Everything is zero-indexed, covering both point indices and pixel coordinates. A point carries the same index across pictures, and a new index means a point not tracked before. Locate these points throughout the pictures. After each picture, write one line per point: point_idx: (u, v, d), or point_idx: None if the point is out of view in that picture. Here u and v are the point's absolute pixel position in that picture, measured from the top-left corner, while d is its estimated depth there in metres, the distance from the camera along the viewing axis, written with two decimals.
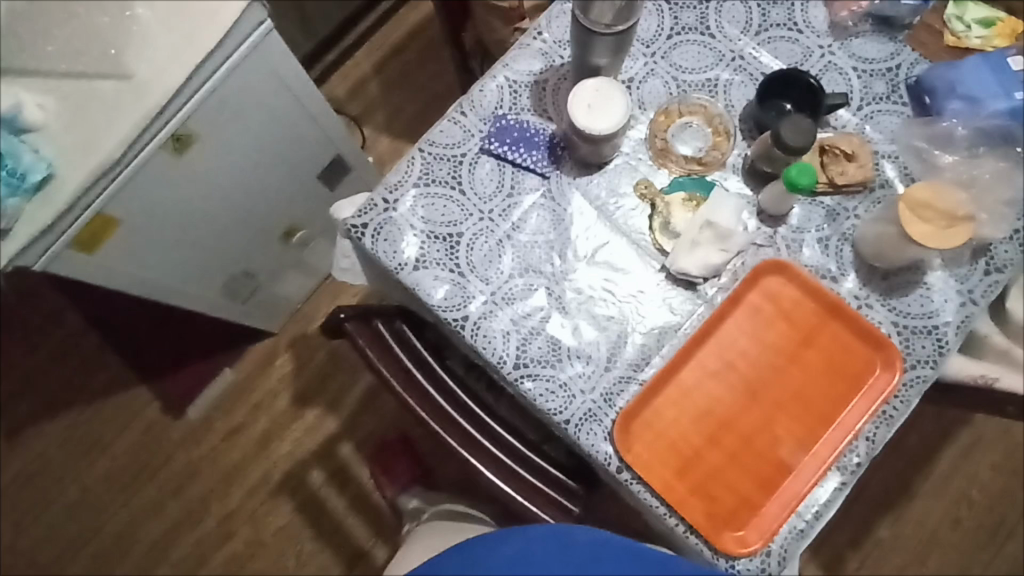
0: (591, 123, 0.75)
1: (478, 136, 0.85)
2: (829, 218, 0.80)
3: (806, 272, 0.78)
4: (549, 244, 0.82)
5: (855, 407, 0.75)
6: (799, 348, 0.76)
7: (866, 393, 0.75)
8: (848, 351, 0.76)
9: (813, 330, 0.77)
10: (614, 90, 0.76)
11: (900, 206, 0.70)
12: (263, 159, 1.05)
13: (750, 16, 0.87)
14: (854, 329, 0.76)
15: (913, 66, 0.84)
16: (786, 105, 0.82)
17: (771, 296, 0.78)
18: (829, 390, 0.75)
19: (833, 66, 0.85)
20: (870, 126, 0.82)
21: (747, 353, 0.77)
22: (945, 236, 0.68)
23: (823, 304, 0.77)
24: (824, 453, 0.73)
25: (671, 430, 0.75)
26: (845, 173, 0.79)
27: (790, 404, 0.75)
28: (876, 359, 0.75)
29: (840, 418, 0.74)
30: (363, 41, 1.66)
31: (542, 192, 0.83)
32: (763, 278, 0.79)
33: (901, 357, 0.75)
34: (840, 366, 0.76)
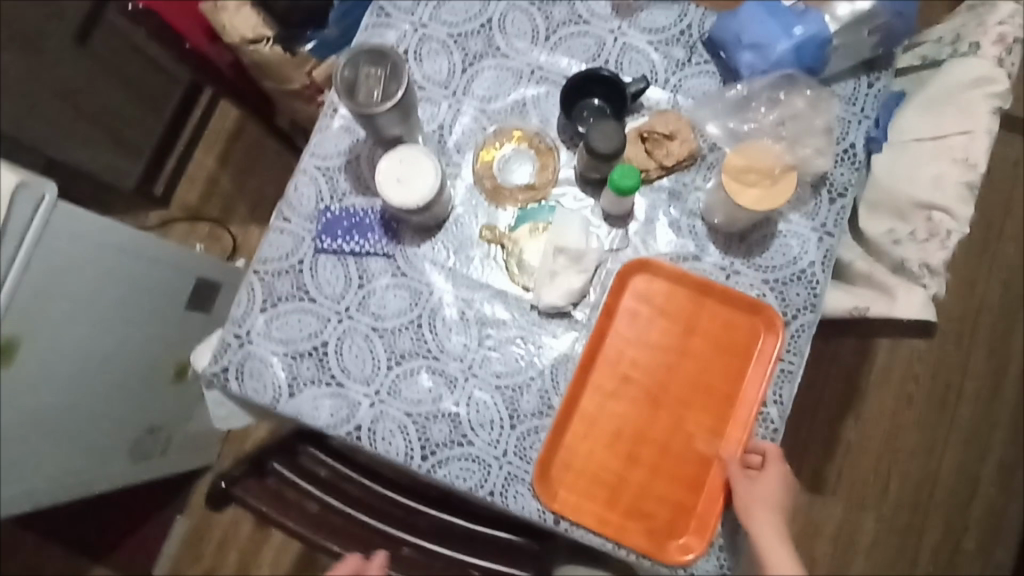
0: (409, 197, 0.71)
1: (309, 237, 0.81)
2: (674, 199, 0.79)
3: (667, 263, 0.77)
4: (416, 323, 0.79)
5: (753, 377, 0.75)
6: (683, 338, 0.76)
7: (759, 358, 0.75)
8: (731, 324, 0.76)
9: (691, 315, 0.76)
10: (416, 153, 0.72)
11: (724, 177, 0.68)
12: (112, 319, 0.99)
13: (534, 24, 0.84)
14: (726, 301, 0.76)
15: (703, 20, 0.83)
16: (594, 102, 0.80)
17: (643, 297, 0.77)
18: (726, 369, 0.75)
19: (629, 47, 0.83)
20: (681, 96, 0.80)
21: (637, 361, 0.76)
22: (773, 196, 0.67)
23: (691, 288, 0.77)
24: (738, 434, 0.73)
25: (589, 462, 0.74)
26: (671, 153, 0.78)
27: (693, 397, 0.75)
28: (759, 324, 0.75)
29: (742, 393, 0.74)
30: (197, 140, 1.58)
31: (392, 273, 0.80)
32: (629, 282, 0.77)
33: (778, 314, 0.75)
34: (726, 341, 0.75)
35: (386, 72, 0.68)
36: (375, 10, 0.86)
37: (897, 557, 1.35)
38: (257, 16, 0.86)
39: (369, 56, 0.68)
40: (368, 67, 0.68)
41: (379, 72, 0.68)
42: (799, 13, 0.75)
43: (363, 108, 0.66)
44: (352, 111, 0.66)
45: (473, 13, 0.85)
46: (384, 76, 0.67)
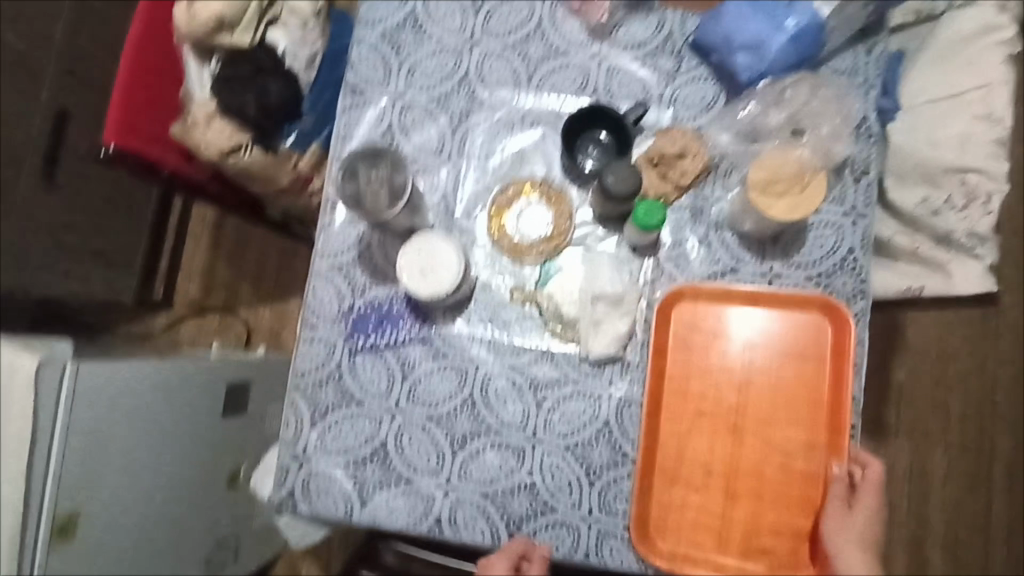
0: (437, 286, 0.69)
1: (341, 340, 0.79)
2: (697, 216, 0.76)
3: (711, 283, 0.74)
4: (469, 401, 0.77)
5: (835, 380, 0.71)
6: (750, 357, 0.73)
7: (834, 355, 0.72)
8: (791, 327, 0.73)
9: (751, 331, 0.73)
10: (433, 238, 0.70)
11: (751, 194, 0.66)
12: (153, 455, 0.98)
13: (513, 66, 0.82)
14: (785, 307, 0.73)
15: (683, 25, 0.80)
16: (600, 134, 0.77)
17: (694, 324, 0.74)
18: (801, 376, 0.72)
19: (616, 69, 0.80)
20: (679, 108, 0.78)
21: (707, 391, 0.73)
22: (807, 199, 0.65)
23: (745, 302, 0.74)
24: (839, 440, 0.70)
25: (688, 509, 0.71)
26: (684, 172, 0.75)
27: (776, 413, 0.72)
28: (819, 316, 0.73)
29: (829, 400, 0.71)
30: (183, 234, 1.55)
31: (432, 356, 0.78)
32: (674, 312, 0.75)
33: (845, 308, 0.72)
34: (795, 350, 0.73)
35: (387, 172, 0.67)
36: (348, 90, 0.83)
37: (973, 481, 1.32)
38: (230, 125, 0.82)
39: (366, 158, 0.67)
40: (367, 170, 0.67)
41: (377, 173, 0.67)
42: (788, 4, 0.72)
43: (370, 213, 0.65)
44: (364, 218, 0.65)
45: (448, 70, 0.82)
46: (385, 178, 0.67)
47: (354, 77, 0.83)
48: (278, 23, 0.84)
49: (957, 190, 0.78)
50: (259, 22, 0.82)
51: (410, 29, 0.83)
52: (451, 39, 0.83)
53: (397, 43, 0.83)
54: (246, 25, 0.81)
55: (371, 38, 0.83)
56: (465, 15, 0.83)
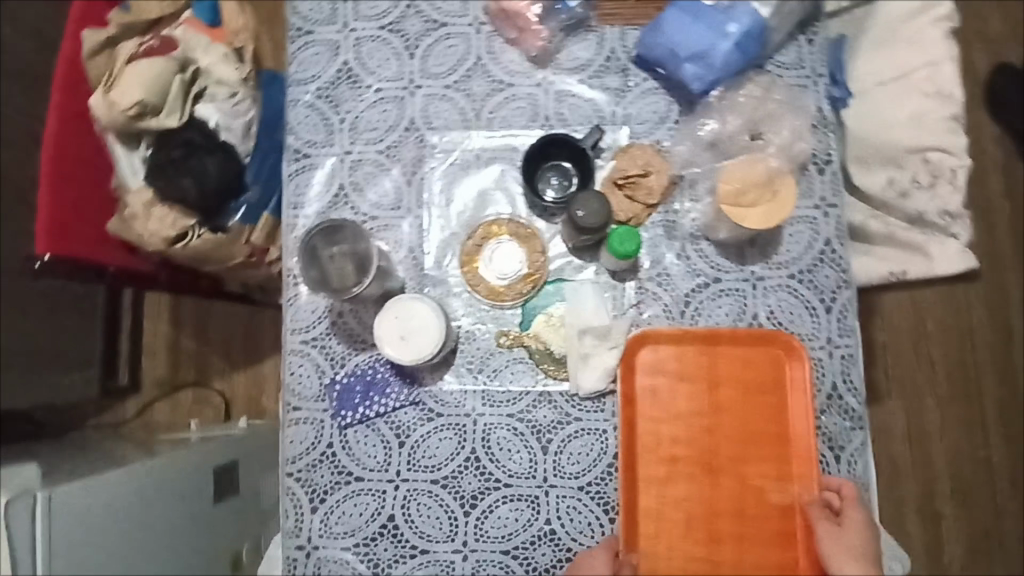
0: (419, 351, 0.66)
1: (328, 417, 0.75)
2: (670, 231, 0.75)
3: (664, 327, 0.72)
4: (472, 458, 0.74)
5: (797, 407, 0.70)
6: (713, 395, 0.70)
7: (795, 387, 0.70)
8: (750, 361, 0.71)
9: (710, 368, 0.71)
10: (404, 301, 0.67)
11: (723, 208, 0.65)
12: (142, 552, 0.94)
13: (459, 106, 0.79)
14: (739, 340, 0.71)
15: (624, 41, 0.79)
16: (565, 166, 0.75)
17: (656, 370, 0.71)
18: (769, 410, 0.70)
19: (564, 94, 0.78)
20: (632, 124, 0.77)
21: (676, 437, 0.70)
22: (779, 205, 0.64)
23: (697, 340, 0.72)
24: (809, 469, 0.69)
25: (671, 562, 0.68)
26: (651, 190, 0.74)
27: (748, 450, 0.69)
28: (778, 350, 0.71)
29: (794, 428, 0.69)
30: (141, 313, 1.49)
31: (428, 417, 0.74)
32: (633, 363, 0.71)
33: (794, 337, 0.71)
34: (755, 382, 0.71)
35: (346, 245, 0.68)
36: (291, 155, 0.79)
37: (968, 428, 1.35)
38: (171, 211, 0.78)
39: (322, 236, 0.67)
40: (325, 247, 0.67)
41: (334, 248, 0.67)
42: (726, 9, 0.70)
43: (339, 292, 0.65)
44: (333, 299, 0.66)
45: (393, 120, 0.79)
46: (347, 250, 0.67)
47: (295, 141, 0.79)
48: (205, 95, 0.79)
49: (922, 168, 0.81)
50: (185, 98, 0.77)
51: (345, 83, 0.80)
52: (390, 87, 0.80)
53: (334, 99, 0.80)
54: (172, 103, 0.75)
55: (306, 98, 0.80)
56: (400, 62, 0.80)
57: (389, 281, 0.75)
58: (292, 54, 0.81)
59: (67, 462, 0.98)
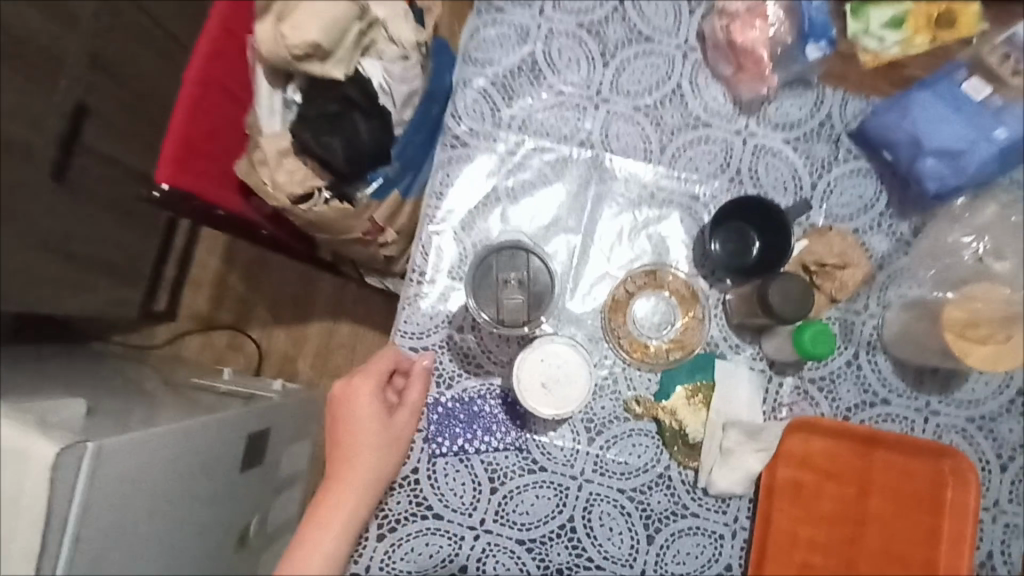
0: (564, 405, 0.60)
1: (419, 439, 0.66)
2: (845, 334, 0.67)
3: (827, 418, 0.65)
4: (568, 526, 0.66)
5: (953, 537, 0.63)
6: (860, 504, 0.65)
7: (954, 515, 0.63)
8: (910, 475, 0.65)
9: (863, 475, 0.65)
10: (553, 347, 0.61)
11: (946, 335, 0.57)
12: (174, 515, 0.83)
13: (644, 132, 0.70)
14: (902, 450, 0.65)
15: (844, 110, 0.69)
16: (754, 240, 0.66)
17: (804, 463, 0.65)
18: (917, 530, 0.64)
19: (763, 151, 0.70)
20: (834, 206, 0.68)
21: (814, 540, 0.64)
22: (1012, 351, 0.56)
23: (856, 441, 0.65)
24: None
25: None
26: (843, 285, 0.66)
27: (888, 569, 0.63)
28: (944, 471, 0.64)
29: (946, 559, 0.63)
30: (196, 240, 1.41)
31: (529, 469, 0.66)
32: (780, 451, 0.65)
33: (969, 462, 0.63)
34: (908, 498, 0.64)
35: (525, 272, 0.62)
36: (448, 140, 0.70)
37: None
38: (304, 165, 0.69)
39: (501, 258, 0.62)
40: (501, 272, 0.62)
41: (511, 275, 0.62)
42: (995, 109, 0.62)
43: (507, 325, 0.63)
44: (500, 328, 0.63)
45: (568, 130, 0.71)
46: (524, 282, 0.62)
47: (456, 126, 0.71)
48: (372, 51, 0.69)
49: None
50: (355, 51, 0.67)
51: (526, 75, 0.71)
52: (573, 93, 0.71)
53: (509, 90, 0.71)
54: (343, 54, 0.66)
55: (478, 83, 0.71)
56: (591, 67, 0.71)
57: (537, 313, 0.63)
58: (473, 28, 0.72)
59: (103, 399, 0.89)
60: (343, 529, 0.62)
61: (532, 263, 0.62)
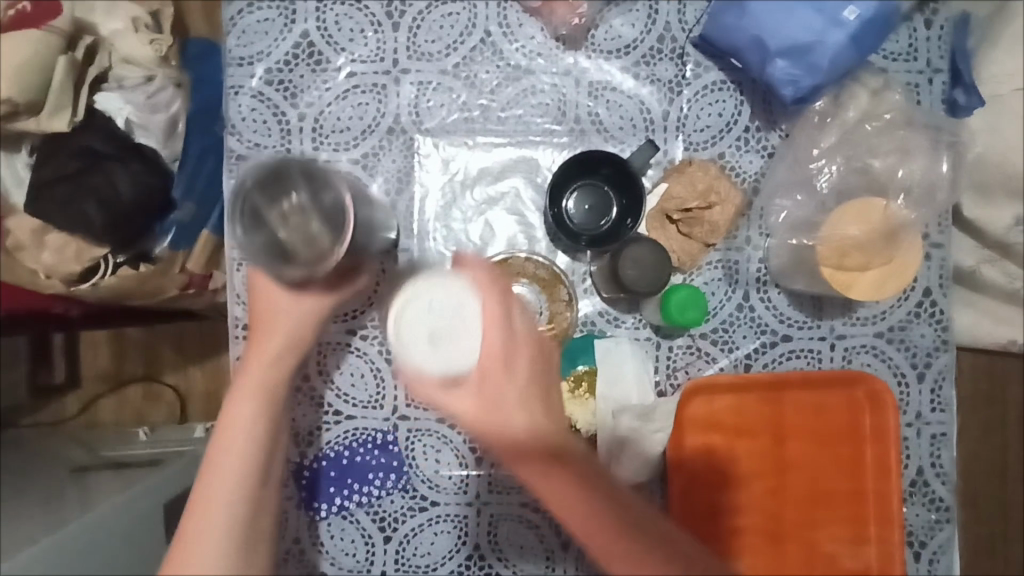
0: (451, 363, 0.51)
1: (293, 508, 0.58)
2: (730, 277, 0.58)
3: (723, 375, 0.58)
4: (476, 555, 0.59)
5: (878, 461, 0.57)
6: (778, 452, 0.58)
7: (875, 439, 0.57)
8: (824, 411, 0.58)
9: (776, 421, 0.58)
10: (431, 290, 0.53)
11: (825, 271, 0.48)
12: None
13: (461, 99, 0.59)
14: (811, 384, 0.58)
15: (682, 16, 0.59)
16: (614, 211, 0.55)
17: (710, 426, 0.58)
18: (839, 463, 0.58)
19: (600, 89, 0.59)
20: (691, 134, 0.58)
21: (738, 503, 0.58)
22: (890, 279, 0.48)
23: (760, 388, 0.58)
24: (889, 534, 0.57)
25: None
26: (714, 227, 0.57)
27: (817, 511, 0.57)
28: (857, 398, 0.57)
29: (872, 486, 0.57)
30: None
31: (418, 507, 0.59)
32: (682, 418, 0.58)
33: (880, 381, 0.57)
34: (827, 432, 0.58)
35: (308, 190, 0.46)
36: (234, 163, 0.59)
37: None
38: (73, 238, 0.58)
39: (266, 186, 0.45)
40: (271, 204, 0.45)
41: (292, 208, 0.45)
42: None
43: (303, 262, 0.47)
44: (305, 271, 0.48)
45: (371, 118, 0.59)
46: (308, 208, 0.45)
47: (238, 144, 0.59)
48: (109, 79, 0.59)
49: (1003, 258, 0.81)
50: (79, 89, 0.56)
51: (305, 63, 0.59)
52: (366, 71, 0.59)
53: (291, 86, 0.59)
54: (57, 100, 0.55)
55: (252, 85, 0.59)
56: (379, 34, 0.59)
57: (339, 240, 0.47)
58: (230, 19, 0.59)
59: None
60: (263, 402, 0.54)
61: (308, 180, 0.46)
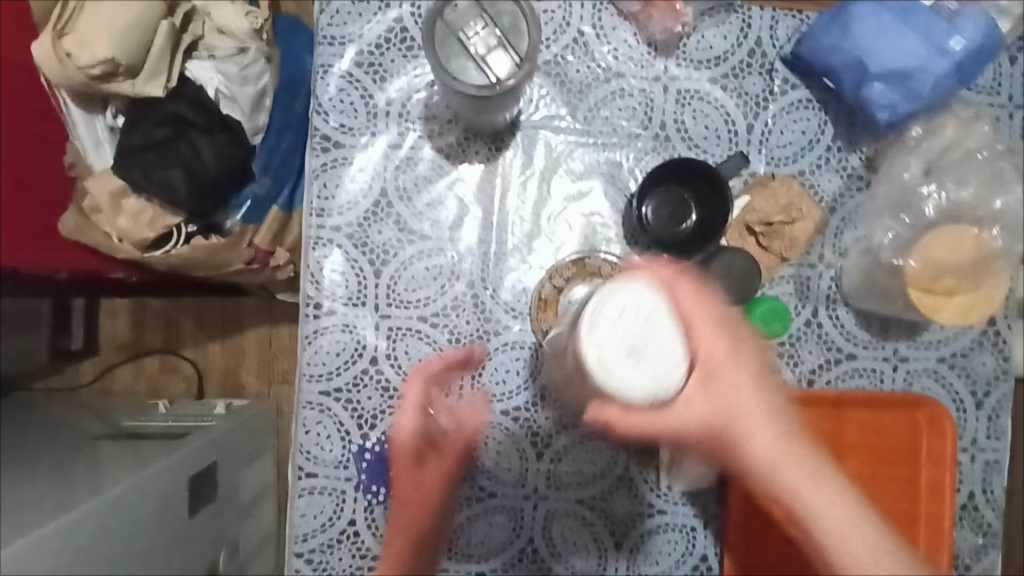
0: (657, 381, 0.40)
1: (352, 489, 0.59)
2: (802, 292, 0.59)
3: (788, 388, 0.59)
4: (529, 550, 0.60)
5: (932, 484, 0.58)
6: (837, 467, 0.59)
7: (930, 461, 0.58)
8: (884, 431, 0.59)
9: (837, 438, 0.59)
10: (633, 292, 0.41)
11: (912, 293, 0.50)
12: None
13: (549, 95, 0.59)
14: (873, 405, 0.59)
15: (774, 33, 0.59)
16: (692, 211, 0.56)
17: None
18: (897, 483, 0.59)
19: (688, 97, 0.59)
20: (774, 148, 0.59)
21: None
22: (978, 304, 0.50)
23: (824, 405, 0.59)
24: (938, 555, 0.58)
25: None
26: (793, 240, 0.58)
27: None
28: (918, 422, 0.59)
29: (924, 509, 0.58)
30: None
31: (478, 498, 0.59)
32: None
33: (942, 405, 0.58)
34: (887, 454, 0.59)
35: (483, 20, 0.45)
36: (318, 143, 0.59)
37: None
38: (150, 204, 0.58)
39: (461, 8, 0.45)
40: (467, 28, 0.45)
41: (480, 48, 0.45)
42: (949, 15, 0.52)
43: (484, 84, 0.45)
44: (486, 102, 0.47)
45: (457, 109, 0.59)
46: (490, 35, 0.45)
47: (324, 124, 0.59)
48: (200, 48, 0.59)
49: None
50: (174, 54, 0.58)
51: (396, 48, 0.59)
52: None
53: (379, 70, 0.59)
54: (155, 63, 0.55)
55: (341, 65, 0.59)
56: None
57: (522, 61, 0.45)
58: None
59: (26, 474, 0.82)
60: None
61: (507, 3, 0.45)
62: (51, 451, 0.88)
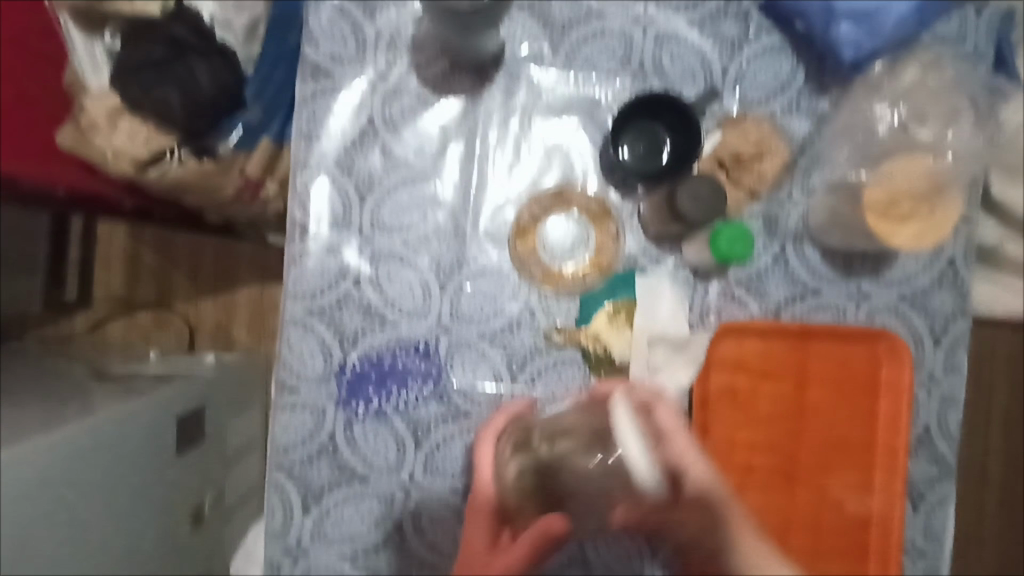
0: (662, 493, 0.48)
1: (332, 406, 0.61)
2: (770, 226, 0.61)
3: (755, 320, 0.61)
4: None
5: (890, 416, 0.61)
6: (799, 397, 0.61)
7: (887, 393, 0.61)
8: (845, 363, 0.61)
9: (800, 369, 0.61)
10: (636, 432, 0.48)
11: (868, 217, 0.55)
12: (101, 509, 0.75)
13: (533, 32, 0.62)
14: (835, 338, 0.61)
15: None
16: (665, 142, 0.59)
17: (737, 366, 0.61)
18: (858, 414, 0.61)
19: (666, 38, 0.62)
20: (747, 90, 0.62)
21: (757, 442, 0.61)
22: (933, 224, 0.55)
23: (788, 336, 0.61)
24: (895, 483, 0.60)
25: None
26: (762, 176, 0.60)
27: (831, 457, 0.61)
28: (877, 355, 0.61)
29: (883, 440, 0.61)
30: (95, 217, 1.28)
31: (453, 418, 0.62)
32: (712, 357, 0.61)
33: (902, 339, 0.60)
34: (847, 386, 0.61)
35: None
36: (309, 71, 0.61)
37: None
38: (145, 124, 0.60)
39: None
40: None
41: None
42: None
43: None
44: None
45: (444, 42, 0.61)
46: None
47: (315, 53, 0.61)
48: None
49: None
50: None
51: None
52: None
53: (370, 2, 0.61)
54: None
55: None
56: None
57: None
58: None
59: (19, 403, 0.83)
60: None
61: None
62: (45, 385, 0.90)
